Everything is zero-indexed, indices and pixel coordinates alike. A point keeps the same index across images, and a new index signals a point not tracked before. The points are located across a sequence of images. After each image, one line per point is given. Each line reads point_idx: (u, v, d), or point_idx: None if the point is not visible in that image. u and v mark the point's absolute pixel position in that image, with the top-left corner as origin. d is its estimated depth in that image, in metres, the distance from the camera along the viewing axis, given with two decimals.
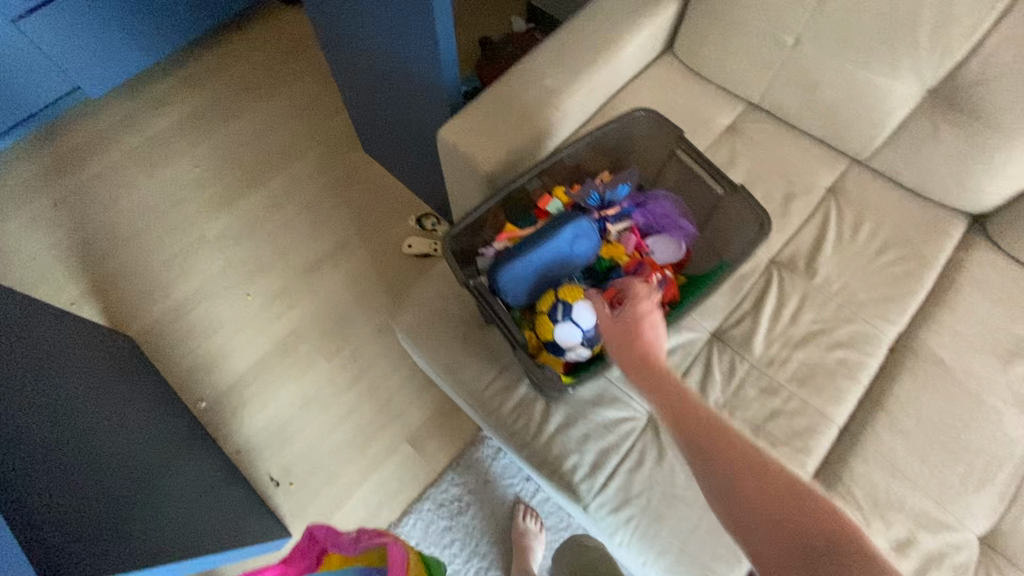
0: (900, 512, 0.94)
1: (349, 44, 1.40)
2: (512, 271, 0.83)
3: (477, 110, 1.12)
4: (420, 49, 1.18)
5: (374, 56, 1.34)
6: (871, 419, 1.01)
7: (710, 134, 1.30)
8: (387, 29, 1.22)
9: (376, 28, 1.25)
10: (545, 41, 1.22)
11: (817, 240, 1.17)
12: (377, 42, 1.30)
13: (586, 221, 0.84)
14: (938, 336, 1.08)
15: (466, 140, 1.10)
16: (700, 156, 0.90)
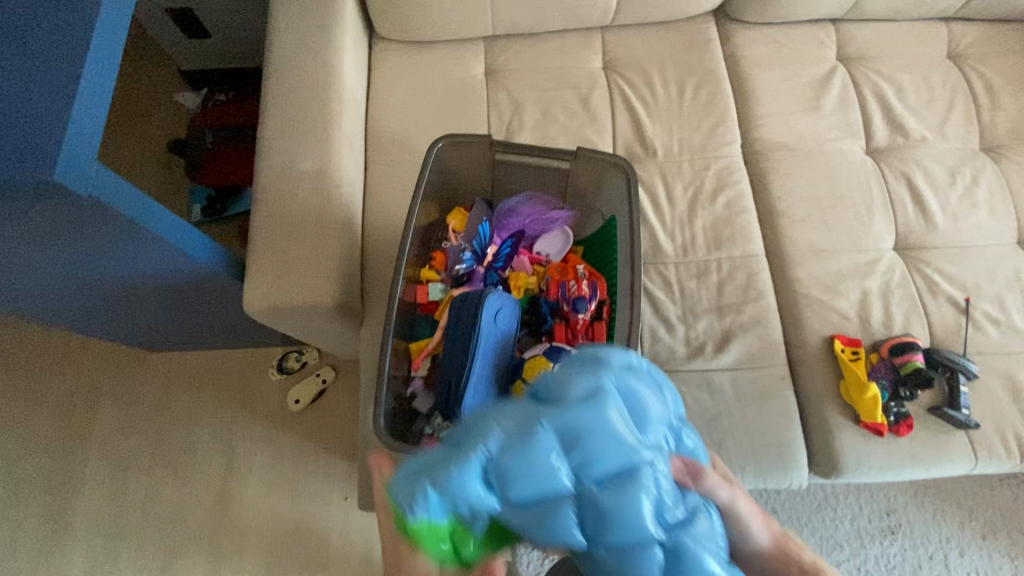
0: (845, 281, 1.06)
1: (36, 302, 0.97)
2: (472, 401, 0.73)
3: (266, 249, 0.89)
4: (153, 258, 0.84)
5: (97, 291, 0.94)
6: (778, 228, 1.10)
7: (477, 93, 1.21)
8: (84, 271, 0.86)
9: (77, 273, 0.86)
10: (260, 120, 0.98)
11: (632, 118, 1.18)
12: (76, 289, 0.93)
13: (493, 295, 0.75)
14: (766, 126, 1.17)
15: (282, 298, 0.88)
16: (525, 147, 0.82)
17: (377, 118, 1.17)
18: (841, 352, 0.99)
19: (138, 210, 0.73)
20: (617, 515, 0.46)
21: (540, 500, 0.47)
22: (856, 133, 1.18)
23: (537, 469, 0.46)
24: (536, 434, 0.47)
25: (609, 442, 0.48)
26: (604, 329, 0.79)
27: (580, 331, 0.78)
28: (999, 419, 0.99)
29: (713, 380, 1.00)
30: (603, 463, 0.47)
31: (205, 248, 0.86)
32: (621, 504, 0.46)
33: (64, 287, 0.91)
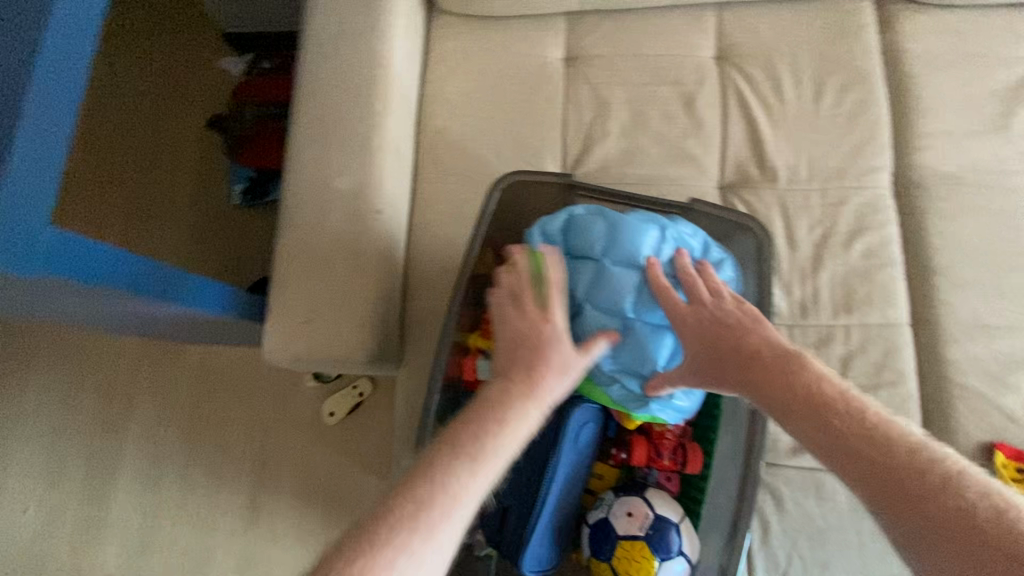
0: (1017, 369, 0.81)
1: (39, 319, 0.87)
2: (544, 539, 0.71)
3: (293, 288, 0.75)
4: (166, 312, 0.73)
5: (116, 320, 0.84)
6: (931, 290, 0.85)
7: (554, 85, 0.98)
8: (94, 313, 0.75)
9: (86, 314, 0.75)
10: (291, 120, 0.82)
11: (749, 128, 0.93)
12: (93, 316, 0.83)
13: (582, 409, 0.73)
14: (929, 150, 0.89)
15: (305, 349, 0.74)
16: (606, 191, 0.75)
17: (432, 113, 0.97)
18: (1006, 470, 0.76)
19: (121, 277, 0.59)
20: (614, 303, 0.69)
21: (581, 258, 0.72)
22: None
23: (588, 235, 0.71)
24: (595, 236, 0.71)
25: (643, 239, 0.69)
26: (698, 455, 0.73)
27: (669, 450, 0.72)
28: None
29: (824, 484, 0.79)
30: (617, 277, 0.69)
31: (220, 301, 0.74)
32: (626, 280, 0.69)
33: (79, 316, 0.82)
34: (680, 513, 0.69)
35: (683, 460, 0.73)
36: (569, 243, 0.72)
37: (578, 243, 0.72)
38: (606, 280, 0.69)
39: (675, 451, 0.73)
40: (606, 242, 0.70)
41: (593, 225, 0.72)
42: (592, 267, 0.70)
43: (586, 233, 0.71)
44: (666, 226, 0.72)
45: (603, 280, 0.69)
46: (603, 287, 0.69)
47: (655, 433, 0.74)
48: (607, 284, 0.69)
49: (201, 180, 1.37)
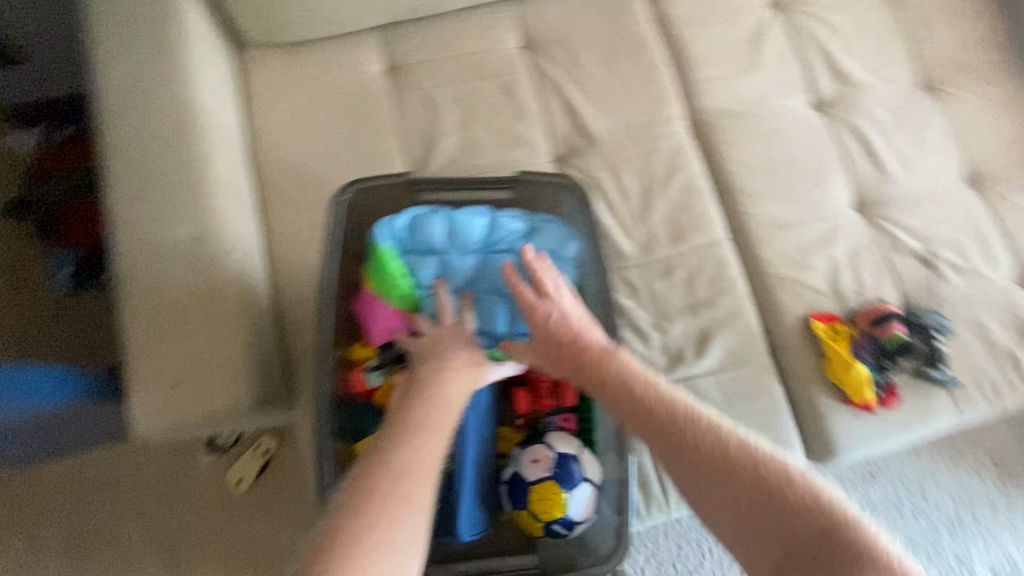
0: (812, 253, 1.00)
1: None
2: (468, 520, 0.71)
3: (148, 350, 0.70)
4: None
5: None
6: (737, 208, 1.02)
7: (382, 97, 1.01)
8: None
9: None
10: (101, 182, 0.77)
11: (565, 103, 1.03)
12: None
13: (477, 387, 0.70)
14: (708, 93, 1.06)
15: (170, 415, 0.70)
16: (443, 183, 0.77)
17: (265, 147, 0.96)
18: (822, 331, 0.94)
19: None
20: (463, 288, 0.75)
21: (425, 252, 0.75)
22: (800, 87, 1.09)
23: (428, 232, 0.74)
24: (432, 233, 0.74)
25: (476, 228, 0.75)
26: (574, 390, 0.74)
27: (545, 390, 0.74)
28: (973, 368, 0.98)
29: (699, 387, 0.92)
30: (457, 267, 0.75)
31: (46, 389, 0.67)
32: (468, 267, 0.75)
33: None
34: (577, 446, 0.72)
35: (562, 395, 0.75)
36: (410, 241, 0.75)
37: (419, 239, 0.75)
38: (451, 270, 0.75)
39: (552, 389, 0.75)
40: (446, 236, 0.75)
41: (430, 220, 0.75)
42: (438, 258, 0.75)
43: (426, 229, 0.74)
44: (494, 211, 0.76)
45: (449, 270, 0.75)
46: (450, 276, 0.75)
47: (531, 380, 0.75)
48: (453, 273, 0.75)
49: (14, 278, 1.22)
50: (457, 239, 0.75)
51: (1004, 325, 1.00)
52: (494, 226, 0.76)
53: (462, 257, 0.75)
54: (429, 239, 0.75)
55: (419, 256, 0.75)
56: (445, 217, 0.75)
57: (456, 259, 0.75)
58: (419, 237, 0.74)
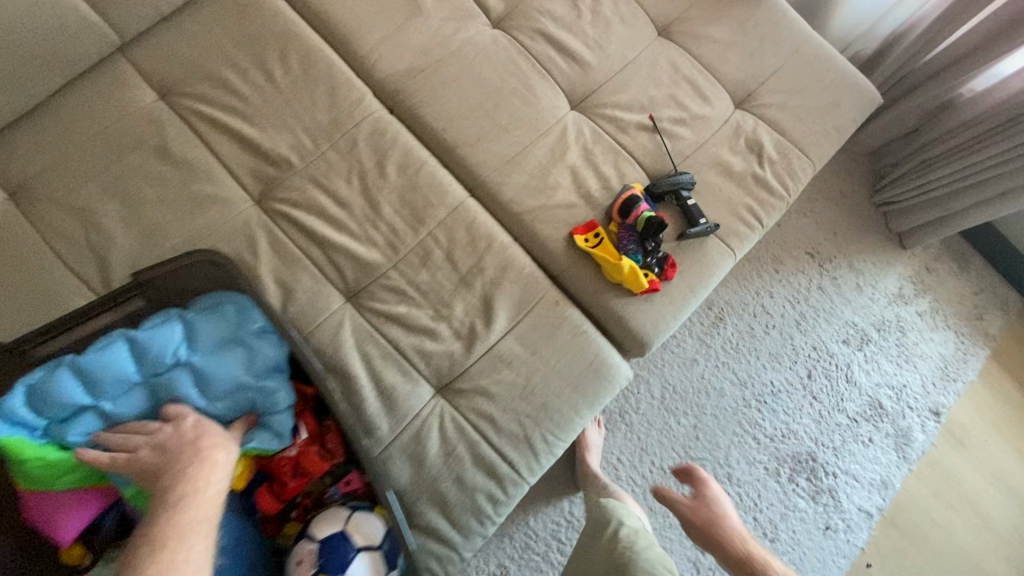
0: (548, 170, 0.99)
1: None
2: None
3: None
4: None
5: None
6: (462, 160, 0.97)
7: (22, 229, 0.84)
8: None
9: None
10: None
11: (236, 138, 0.91)
12: None
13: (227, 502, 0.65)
14: (381, 59, 0.98)
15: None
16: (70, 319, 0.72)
17: None
18: (584, 244, 0.94)
19: None
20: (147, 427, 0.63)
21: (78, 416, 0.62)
22: (470, 12, 1.04)
23: (62, 396, 0.61)
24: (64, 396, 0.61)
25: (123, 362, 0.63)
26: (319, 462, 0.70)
27: (290, 475, 0.70)
28: (729, 204, 1.02)
29: (503, 353, 0.90)
30: (122, 412, 0.63)
31: None
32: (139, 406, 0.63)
33: None
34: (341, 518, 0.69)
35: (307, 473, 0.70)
36: (45, 418, 0.61)
37: (58, 409, 0.61)
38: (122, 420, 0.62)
39: (297, 468, 0.71)
40: (90, 388, 0.62)
41: (59, 382, 0.61)
42: (96, 415, 0.62)
43: (58, 396, 0.60)
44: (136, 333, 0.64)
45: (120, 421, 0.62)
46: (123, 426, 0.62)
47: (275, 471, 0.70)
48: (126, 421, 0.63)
49: None
50: (106, 385, 0.62)
51: (738, 152, 1.05)
52: (145, 347, 0.64)
53: (126, 399, 0.63)
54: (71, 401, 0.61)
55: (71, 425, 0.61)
56: (78, 369, 0.62)
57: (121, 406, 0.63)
58: (54, 406, 0.61)
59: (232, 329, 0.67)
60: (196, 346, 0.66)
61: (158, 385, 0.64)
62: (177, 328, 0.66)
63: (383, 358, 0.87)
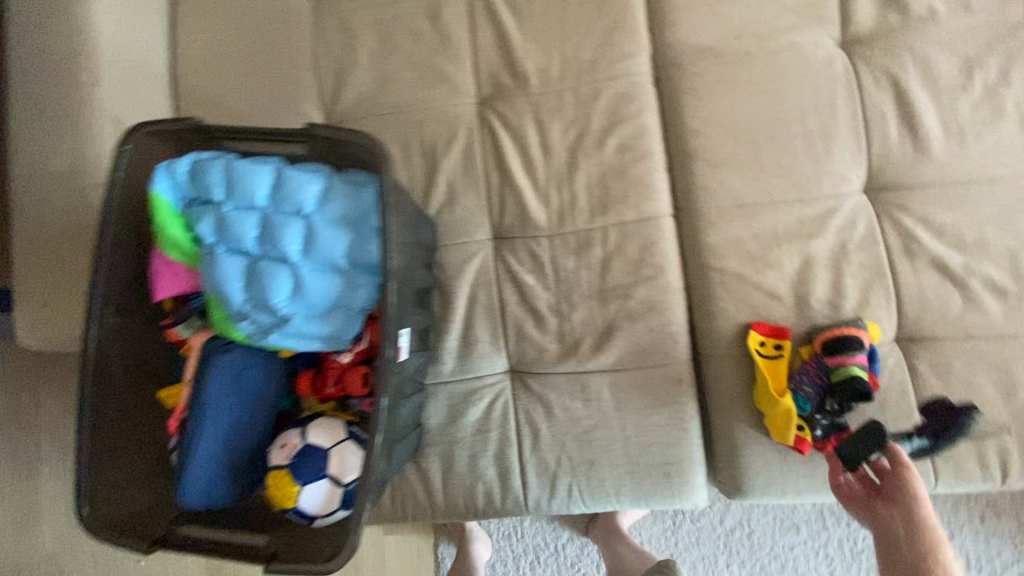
0: (780, 244, 0.78)
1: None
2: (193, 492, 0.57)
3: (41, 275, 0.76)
4: None
5: None
6: (691, 176, 0.81)
7: (303, 26, 0.93)
8: None
9: None
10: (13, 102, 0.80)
11: (499, 34, 0.87)
12: None
13: (232, 355, 0.58)
14: (684, 23, 0.82)
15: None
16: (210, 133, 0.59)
17: (184, 74, 0.94)
18: (756, 348, 0.75)
19: None
20: (238, 251, 0.57)
21: (205, 202, 0.58)
22: (824, 17, 0.80)
23: (207, 179, 0.58)
24: (161, 195, 0.58)
25: (264, 183, 0.57)
26: (357, 380, 0.60)
27: (331, 377, 0.60)
28: (978, 429, 0.72)
29: (589, 386, 0.81)
30: (232, 225, 0.57)
31: None
32: (246, 230, 0.57)
33: None
34: (332, 438, 0.56)
35: (343, 385, 0.60)
36: (190, 189, 0.59)
37: (198, 186, 0.58)
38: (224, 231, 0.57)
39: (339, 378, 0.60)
40: (228, 188, 0.57)
41: (214, 168, 0.58)
42: (213, 212, 0.58)
43: (205, 176, 0.58)
44: (288, 169, 0.58)
45: (223, 231, 0.57)
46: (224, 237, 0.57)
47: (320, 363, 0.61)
48: (226, 235, 0.57)
49: None
50: (238, 192, 0.57)
51: None
52: (287, 186, 0.57)
53: (243, 213, 0.57)
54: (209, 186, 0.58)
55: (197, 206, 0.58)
56: (229, 165, 0.58)
57: (233, 220, 0.57)
58: (198, 180, 0.58)
59: (359, 215, 0.58)
60: (326, 209, 0.58)
61: (271, 224, 0.57)
62: (318, 184, 0.58)
63: (485, 311, 0.84)
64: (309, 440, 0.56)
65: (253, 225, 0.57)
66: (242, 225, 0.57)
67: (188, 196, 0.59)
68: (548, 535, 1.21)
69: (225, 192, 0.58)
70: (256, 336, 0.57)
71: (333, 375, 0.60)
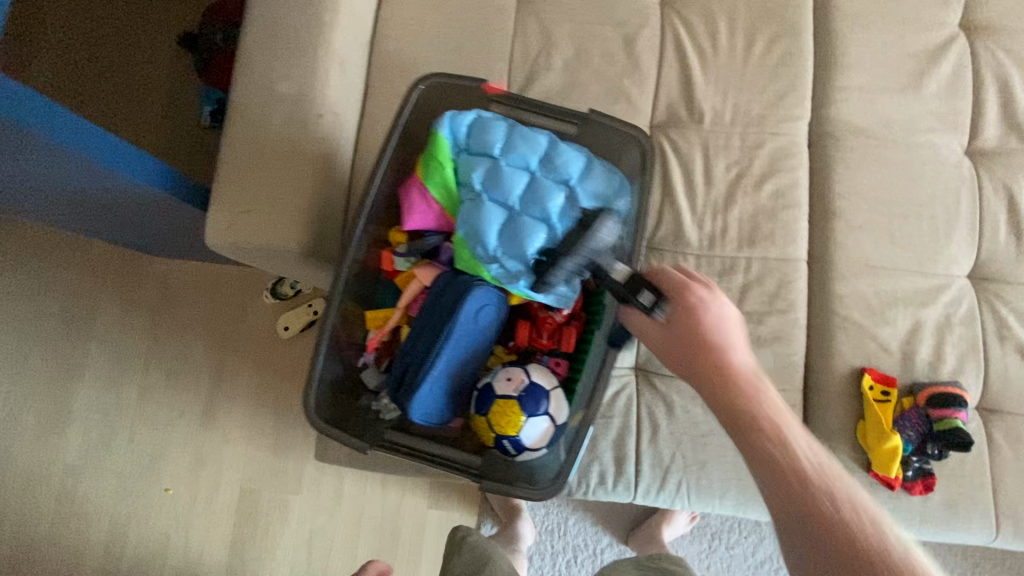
0: (896, 305, 0.90)
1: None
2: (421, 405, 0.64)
3: (246, 184, 0.80)
4: (105, 187, 0.78)
5: (64, 206, 0.88)
6: (830, 232, 0.93)
7: (505, 20, 1.01)
8: (30, 184, 0.78)
9: (32, 191, 0.81)
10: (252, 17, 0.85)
11: (683, 72, 0.98)
12: (42, 203, 0.88)
13: (478, 289, 0.65)
14: (845, 103, 0.95)
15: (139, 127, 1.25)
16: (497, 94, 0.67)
17: (385, 34, 1.00)
18: (867, 390, 0.86)
19: (42, 118, 0.63)
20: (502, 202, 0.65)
21: (479, 154, 0.66)
22: (960, 126, 0.95)
23: (489, 136, 0.66)
24: (444, 136, 0.65)
25: (538, 150, 0.66)
26: (571, 339, 0.70)
27: (549, 330, 0.69)
28: None
29: None
30: (505, 179, 0.65)
31: (160, 178, 0.80)
32: (515, 186, 0.65)
33: (47, 206, 0.90)
34: (554, 382, 0.64)
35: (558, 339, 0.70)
36: (467, 140, 0.66)
37: (477, 139, 0.66)
38: (495, 182, 0.65)
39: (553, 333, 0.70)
40: (505, 147, 0.66)
41: (496, 128, 0.66)
42: (487, 164, 0.65)
43: (487, 132, 0.66)
44: (557, 143, 0.67)
45: (494, 182, 0.65)
46: (492, 187, 0.65)
47: (537, 316, 0.70)
48: (495, 186, 0.65)
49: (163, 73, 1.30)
50: (514, 153, 0.66)
51: None
52: (557, 157, 0.66)
53: (515, 172, 0.65)
54: (488, 141, 0.66)
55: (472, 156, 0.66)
56: (509, 128, 0.66)
57: (506, 174, 0.65)
58: (478, 134, 0.66)
59: (609, 195, 0.67)
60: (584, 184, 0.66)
61: (538, 186, 0.65)
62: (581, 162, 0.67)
63: None
64: (536, 383, 0.63)
65: (521, 182, 0.65)
66: (513, 182, 0.65)
67: (463, 146, 0.67)
68: (588, 533, 1.28)
69: (502, 149, 0.66)
70: (501, 280, 0.65)
71: (550, 329, 0.69)
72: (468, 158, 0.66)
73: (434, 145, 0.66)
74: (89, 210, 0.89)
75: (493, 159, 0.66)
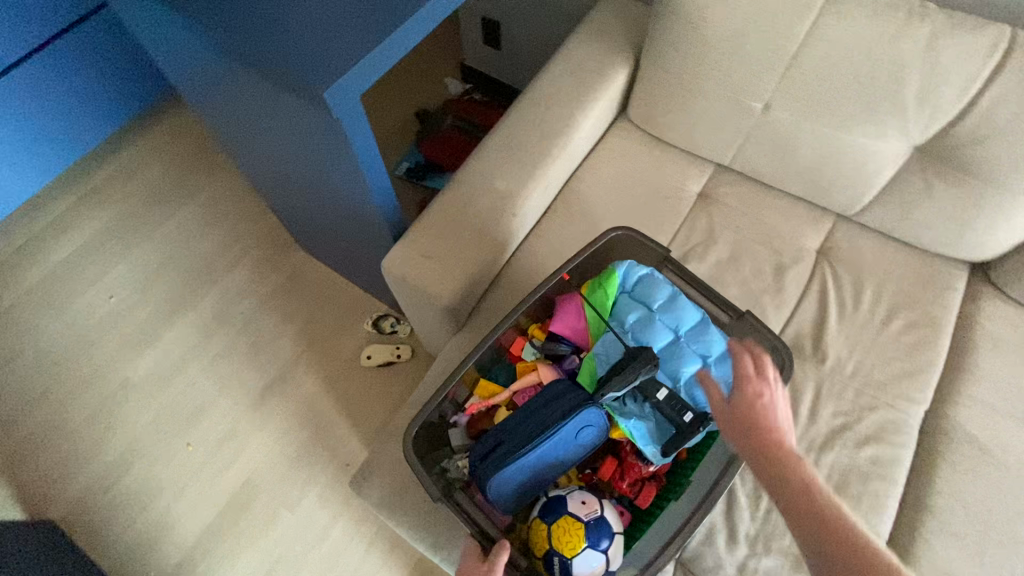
0: None
1: (208, 110, 1.12)
2: (498, 484, 0.70)
3: (437, 236, 0.96)
4: (349, 188, 1.00)
5: (302, 183, 1.11)
6: (919, 524, 0.90)
7: (682, 207, 1.17)
8: (303, 161, 1.02)
9: (298, 165, 1.04)
10: (505, 122, 1.08)
11: (819, 315, 1.06)
12: (289, 174, 1.13)
13: (591, 409, 0.71)
14: (967, 409, 0.98)
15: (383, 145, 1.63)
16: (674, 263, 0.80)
17: (583, 176, 1.19)
18: None
19: (357, 135, 0.85)
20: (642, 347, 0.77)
21: (640, 301, 0.79)
22: None
23: (654, 291, 0.79)
24: (618, 274, 0.80)
25: (689, 320, 0.77)
26: (648, 497, 0.74)
27: (631, 477, 0.74)
28: None
29: None
30: (653, 331, 0.77)
31: (387, 199, 1.01)
32: (659, 340, 0.77)
33: (290, 178, 1.14)
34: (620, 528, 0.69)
35: (636, 491, 0.74)
36: (635, 286, 0.80)
37: (644, 289, 0.79)
38: (644, 329, 0.77)
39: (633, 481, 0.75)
40: (664, 305, 0.78)
41: (663, 287, 0.79)
42: (643, 312, 0.78)
43: (654, 288, 0.79)
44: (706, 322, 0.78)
45: (642, 329, 0.77)
46: (640, 332, 0.77)
47: (625, 459, 0.76)
48: (643, 332, 0.77)
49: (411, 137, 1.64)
50: (669, 313, 0.78)
51: None
52: (701, 332, 0.77)
53: (663, 328, 0.77)
54: (652, 294, 0.79)
55: (634, 300, 0.79)
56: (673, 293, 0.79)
57: (655, 327, 0.77)
58: (646, 287, 0.79)
59: (734, 383, 0.76)
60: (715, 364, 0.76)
61: (676, 349, 0.77)
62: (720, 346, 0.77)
63: None
64: (605, 523, 0.68)
65: (663, 338, 0.77)
66: (658, 336, 0.77)
67: (630, 290, 0.80)
68: None
69: (661, 306, 0.78)
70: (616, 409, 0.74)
71: (631, 477, 0.74)
72: (629, 300, 0.80)
73: (607, 275, 0.80)
74: (318, 195, 1.12)
75: (649, 310, 0.78)
